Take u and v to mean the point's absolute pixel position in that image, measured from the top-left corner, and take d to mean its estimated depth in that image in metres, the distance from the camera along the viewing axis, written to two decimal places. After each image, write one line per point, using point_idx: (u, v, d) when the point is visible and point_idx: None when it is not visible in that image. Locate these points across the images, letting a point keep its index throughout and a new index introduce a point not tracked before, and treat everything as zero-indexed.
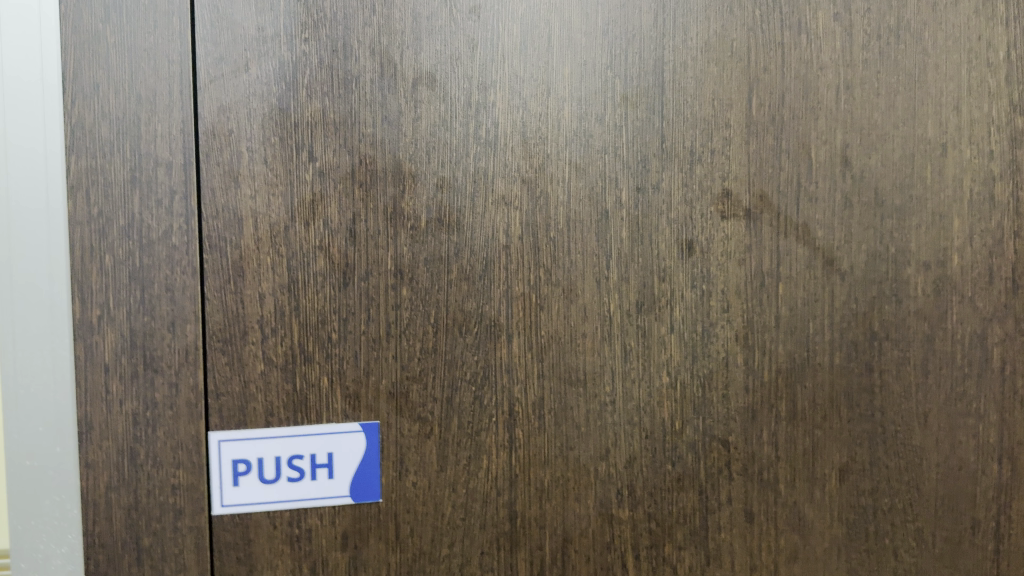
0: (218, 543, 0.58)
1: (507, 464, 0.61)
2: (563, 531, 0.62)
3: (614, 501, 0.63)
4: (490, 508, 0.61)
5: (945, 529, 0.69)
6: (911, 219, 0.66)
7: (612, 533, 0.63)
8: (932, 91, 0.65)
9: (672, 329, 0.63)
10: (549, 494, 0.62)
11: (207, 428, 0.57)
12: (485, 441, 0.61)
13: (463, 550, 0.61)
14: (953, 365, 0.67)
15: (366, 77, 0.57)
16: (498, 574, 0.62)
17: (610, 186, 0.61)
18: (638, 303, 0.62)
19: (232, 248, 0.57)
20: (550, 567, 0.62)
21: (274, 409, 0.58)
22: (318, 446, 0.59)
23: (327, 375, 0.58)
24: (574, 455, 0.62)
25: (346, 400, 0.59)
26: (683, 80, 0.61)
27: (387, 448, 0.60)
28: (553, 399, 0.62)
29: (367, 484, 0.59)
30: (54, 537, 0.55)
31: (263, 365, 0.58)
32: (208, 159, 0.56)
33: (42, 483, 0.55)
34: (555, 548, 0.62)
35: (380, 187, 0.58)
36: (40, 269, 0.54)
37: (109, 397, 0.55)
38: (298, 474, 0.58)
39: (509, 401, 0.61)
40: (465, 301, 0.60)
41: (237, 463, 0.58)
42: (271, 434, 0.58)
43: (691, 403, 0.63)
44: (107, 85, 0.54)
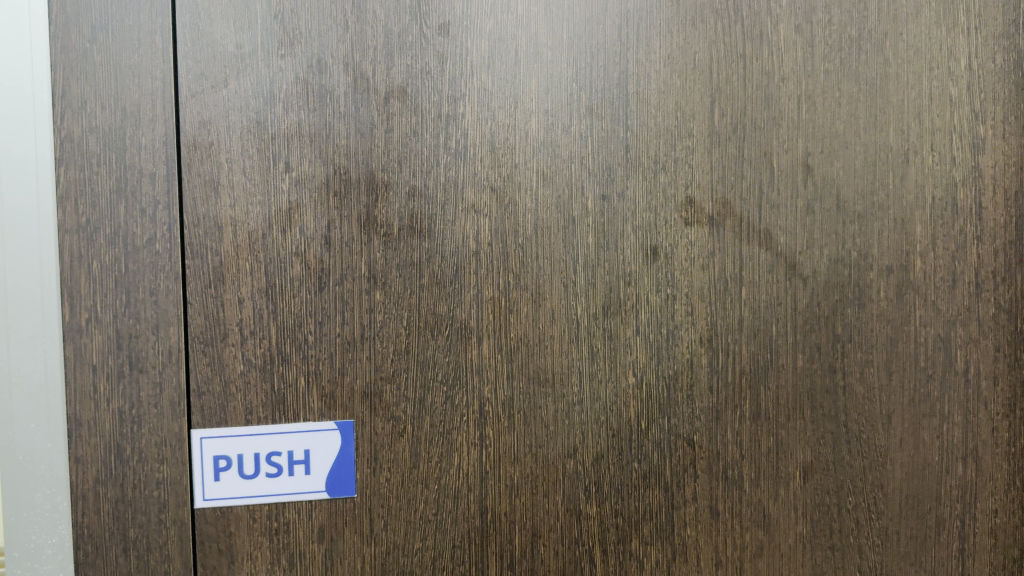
0: (201, 535, 0.60)
1: (477, 461, 0.64)
2: (532, 526, 0.65)
3: (582, 497, 0.65)
4: (461, 503, 0.64)
5: (910, 528, 0.70)
6: (873, 225, 0.68)
7: (580, 529, 0.65)
8: (893, 100, 0.67)
9: (637, 331, 0.65)
10: (519, 489, 0.64)
11: (190, 425, 0.60)
12: (456, 439, 0.64)
13: (435, 544, 0.63)
14: (915, 366, 0.69)
15: (340, 91, 0.60)
16: (469, 567, 0.64)
17: (576, 194, 0.64)
18: (605, 306, 0.65)
19: (213, 254, 0.60)
20: (519, 561, 0.65)
21: (253, 408, 0.61)
22: (296, 443, 0.61)
23: (304, 375, 0.61)
24: (543, 453, 0.65)
25: (322, 399, 0.62)
26: (647, 91, 0.64)
27: (361, 445, 0.62)
28: (522, 399, 0.64)
29: (342, 479, 0.62)
30: (47, 528, 0.58)
31: (243, 365, 0.61)
32: (190, 170, 0.59)
33: (35, 477, 0.57)
34: (525, 542, 0.65)
35: (354, 196, 0.61)
36: (33, 273, 0.57)
37: (97, 395, 0.58)
38: (276, 470, 0.61)
39: (479, 400, 0.64)
40: (437, 305, 0.63)
41: (218, 459, 0.60)
42: (250, 432, 0.61)
43: (656, 403, 0.66)
44: (94, 101, 0.57)
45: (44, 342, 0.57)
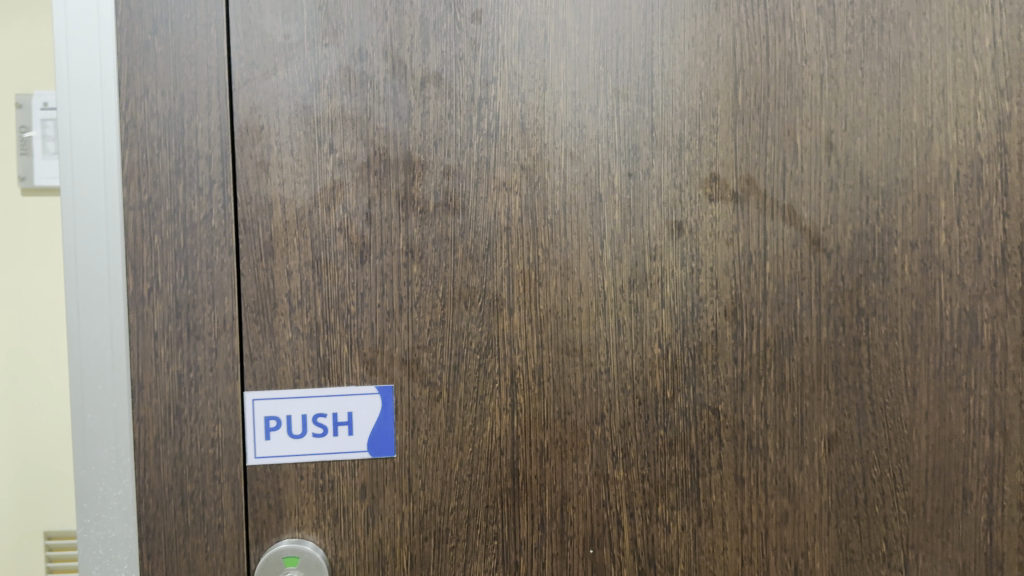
0: (252, 490, 0.65)
1: (509, 426, 0.68)
2: (562, 488, 0.68)
3: (609, 462, 0.68)
4: (494, 465, 0.68)
5: (936, 500, 0.71)
6: (896, 200, 0.69)
7: (608, 492, 0.68)
8: (916, 78, 0.69)
9: (663, 304, 0.68)
10: (548, 454, 0.68)
11: (242, 388, 0.65)
12: (489, 405, 0.67)
13: (469, 503, 0.67)
14: (941, 340, 0.71)
15: (379, 77, 0.64)
16: (501, 526, 0.68)
17: (603, 172, 0.67)
18: (631, 280, 0.68)
19: (264, 230, 0.64)
20: (549, 522, 0.68)
21: (301, 372, 0.65)
22: (340, 405, 0.66)
23: (347, 342, 0.66)
24: (571, 420, 0.68)
25: (364, 365, 0.66)
26: (671, 73, 0.67)
27: (400, 409, 0.67)
28: (551, 367, 0.68)
29: (382, 440, 0.66)
30: (113, 481, 0.63)
31: (291, 333, 0.65)
32: (242, 152, 0.64)
33: (102, 433, 0.63)
34: (555, 503, 0.68)
35: (393, 175, 0.65)
36: (101, 246, 0.62)
37: (158, 359, 0.63)
38: (322, 431, 0.66)
39: (511, 368, 0.67)
40: (471, 278, 0.67)
41: (269, 420, 0.65)
42: (298, 394, 0.66)
43: (682, 373, 0.68)
44: (155, 89, 0.62)
45: (110, 311, 0.62)
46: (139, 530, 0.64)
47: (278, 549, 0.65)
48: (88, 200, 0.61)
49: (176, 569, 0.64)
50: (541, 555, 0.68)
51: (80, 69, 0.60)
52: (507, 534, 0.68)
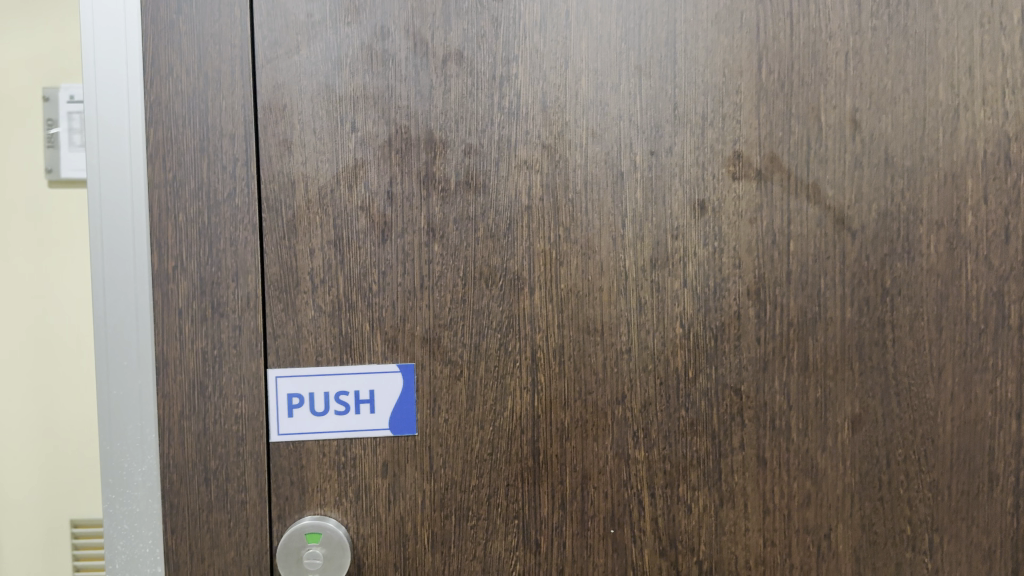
0: (274, 467, 0.66)
1: (530, 405, 0.68)
2: (583, 468, 0.68)
3: (630, 442, 0.68)
4: (515, 445, 0.68)
5: (962, 482, 0.70)
6: (921, 179, 0.69)
7: (629, 472, 0.68)
8: (943, 56, 0.68)
9: (686, 283, 0.67)
10: (569, 433, 0.68)
11: (265, 365, 0.65)
12: (510, 384, 0.67)
13: (490, 482, 0.68)
14: (967, 321, 0.70)
15: (401, 56, 0.65)
16: (522, 504, 0.68)
17: (625, 150, 0.67)
18: (653, 259, 0.67)
19: (286, 209, 0.65)
20: (570, 501, 0.68)
21: (323, 350, 0.66)
22: (362, 383, 0.66)
23: (369, 321, 0.66)
24: (592, 399, 0.68)
25: (386, 343, 0.66)
26: (694, 50, 0.66)
27: (421, 387, 0.67)
28: (572, 346, 0.68)
29: (404, 418, 0.67)
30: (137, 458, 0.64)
31: (313, 311, 0.66)
32: (265, 130, 0.64)
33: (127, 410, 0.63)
34: (576, 483, 0.68)
35: (414, 153, 0.65)
36: (128, 232, 0.62)
37: (183, 336, 0.64)
38: (344, 408, 0.66)
39: (532, 347, 0.67)
40: (492, 257, 0.67)
41: (292, 397, 0.66)
42: (320, 372, 0.66)
43: (704, 353, 0.68)
44: (180, 67, 0.62)
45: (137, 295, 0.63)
46: (163, 506, 0.65)
47: (301, 525, 0.65)
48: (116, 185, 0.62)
49: (199, 544, 0.65)
50: (562, 534, 0.68)
51: (105, 56, 0.61)
52: (527, 512, 0.68)
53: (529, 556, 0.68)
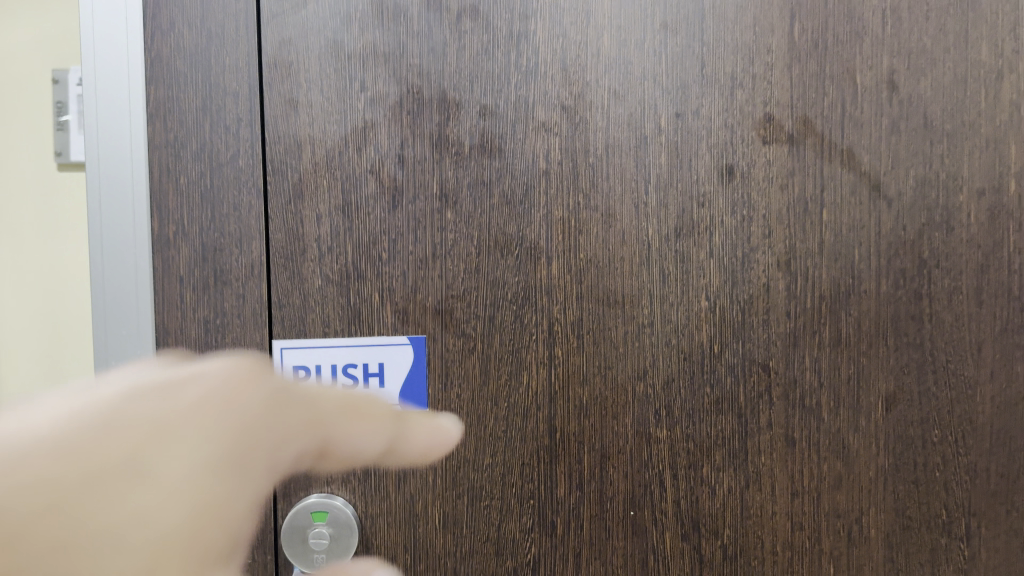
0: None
1: (547, 380, 0.65)
2: (601, 448, 0.65)
3: (652, 420, 0.65)
4: (530, 422, 0.65)
5: (1000, 465, 0.67)
6: (961, 144, 0.65)
7: (650, 452, 0.65)
8: (986, 15, 0.65)
9: (712, 254, 0.64)
10: (588, 410, 0.65)
11: (270, 337, 0.62)
12: (526, 358, 0.64)
13: (505, 460, 0.65)
14: (1008, 295, 0.66)
15: (414, 10, 0.61)
16: (538, 485, 0.65)
17: (649, 112, 0.63)
18: (677, 228, 0.64)
19: (292, 172, 0.62)
20: (588, 482, 0.65)
21: (330, 321, 0.63)
22: (371, 355, 0.63)
23: (378, 290, 0.63)
24: (613, 375, 0.65)
25: (396, 314, 0.63)
26: (723, 6, 0.63)
27: (433, 360, 0.64)
28: (592, 320, 0.64)
29: (414, 393, 0.64)
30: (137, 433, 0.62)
31: (320, 281, 0.63)
32: (270, 89, 0.61)
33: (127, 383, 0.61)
34: (594, 463, 0.65)
35: (426, 115, 0.62)
36: (130, 210, 0.60)
37: (184, 305, 0.61)
38: (352, 382, 0.63)
39: (549, 320, 0.64)
40: (508, 225, 0.64)
41: (297, 369, 0.63)
42: (327, 343, 0.63)
43: (731, 328, 0.65)
44: (181, 22, 0.60)
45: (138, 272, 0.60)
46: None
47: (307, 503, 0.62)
48: (117, 162, 0.60)
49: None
50: (579, 515, 0.65)
51: (104, 19, 0.59)
52: (543, 493, 0.65)
53: (545, 538, 0.65)
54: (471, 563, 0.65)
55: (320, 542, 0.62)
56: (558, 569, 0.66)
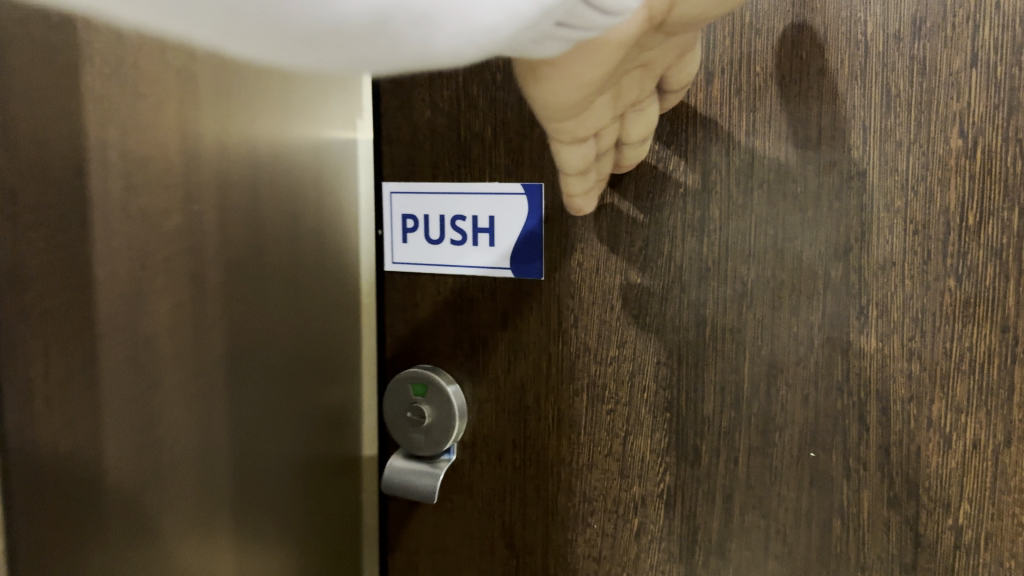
0: (388, 302, 0.56)
1: (697, 253, 0.46)
2: (770, 354, 0.45)
3: (854, 323, 0.43)
4: (670, 308, 0.47)
5: None
6: None
7: (845, 370, 0.43)
8: None
9: (973, 61, 0.39)
10: (752, 300, 0.45)
11: (382, 177, 0.55)
12: (669, 220, 0.46)
13: (635, 354, 0.48)
14: None
15: None
16: (679, 393, 0.48)
17: None
18: (916, 21, 0.40)
19: None
20: (748, 400, 0.46)
21: (440, 162, 0.52)
22: (481, 208, 0.51)
23: (489, 124, 0.50)
24: (793, 251, 0.44)
25: (509, 155, 0.50)
26: None
27: (549, 213, 0.49)
28: (766, 167, 0.44)
29: (528, 257, 0.50)
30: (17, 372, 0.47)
31: (430, 111, 0.52)
32: None
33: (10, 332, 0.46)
34: (758, 375, 0.46)
35: None
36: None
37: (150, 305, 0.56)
38: (461, 238, 0.52)
39: (704, 166, 0.45)
40: None
41: (407, 219, 0.54)
42: (437, 190, 0.53)
43: (1001, 184, 0.40)
44: None
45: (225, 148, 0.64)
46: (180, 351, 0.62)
47: (404, 375, 0.54)
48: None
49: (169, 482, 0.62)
50: (733, 445, 0.47)
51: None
52: (684, 406, 0.48)
53: (684, 467, 0.48)
54: (590, 479, 0.51)
55: (419, 421, 0.53)
56: (699, 510, 0.48)
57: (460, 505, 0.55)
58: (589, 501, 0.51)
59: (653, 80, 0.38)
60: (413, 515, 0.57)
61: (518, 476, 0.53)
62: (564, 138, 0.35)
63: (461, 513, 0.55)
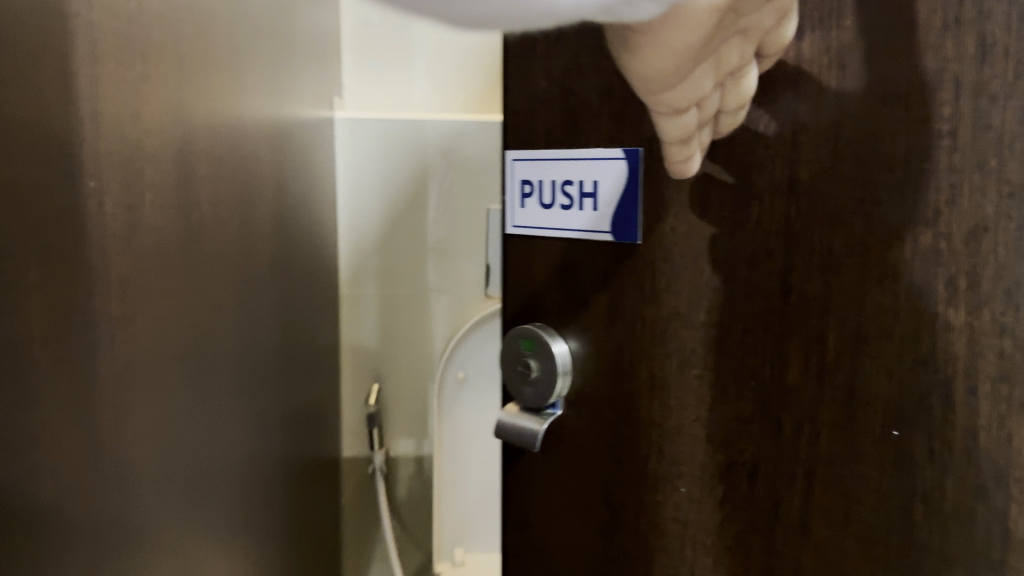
0: (511, 264, 0.58)
1: (784, 217, 0.43)
2: (856, 324, 0.42)
3: (942, 294, 0.39)
4: (756, 275, 0.45)
5: None
6: None
7: (931, 344, 0.39)
8: None
9: None
10: (839, 268, 0.42)
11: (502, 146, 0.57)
12: (758, 182, 0.44)
13: (722, 322, 0.47)
14: None
15: None
16: (762, 363, 0.46)
17: None
18: None
19: None
20: (833, 374, 0.43)
21: (549, 130, 0.54)
22: (587, 172, 0.52)
23: (592, 91, 0.50)
24: (880, 216, 0.40)
25: (610, 122, 0.50)
26: None
27: (647, 179, 0.49)
28: (856, 126, 0.40)
29: (628, 221, 0.50)
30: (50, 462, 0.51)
31: (542, 81, 0.53)
32: None
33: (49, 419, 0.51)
34: (843, 346, 0.42)
35: None
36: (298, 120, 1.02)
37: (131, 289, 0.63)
38: (568, 202, 0.53)
39: (794, 126, 0.43)
40: None
41: (525, 184, 0.56)
42: (550, 156, 0.54)
43: None
44: None
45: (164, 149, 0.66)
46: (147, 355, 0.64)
47: (519, 329, 0.57)
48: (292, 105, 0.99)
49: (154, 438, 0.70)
50: (816, 420, 0.44)
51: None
52: (769, 376, 0.45)
53: (768, 439, 0.46)
54: (680, 445, 0.51)
55: (529, 373, 0.56)
56: (780, 484, 0.46)
57: (568, 462, 0.57)
58: (676, 466, 0.51)
59: (749, 48, 0.42)
60: (531, 465, 0.60)
61: (614, 438, 0.54)
62: (664, 106, 0.45)
63: (569, 468, 0.57)
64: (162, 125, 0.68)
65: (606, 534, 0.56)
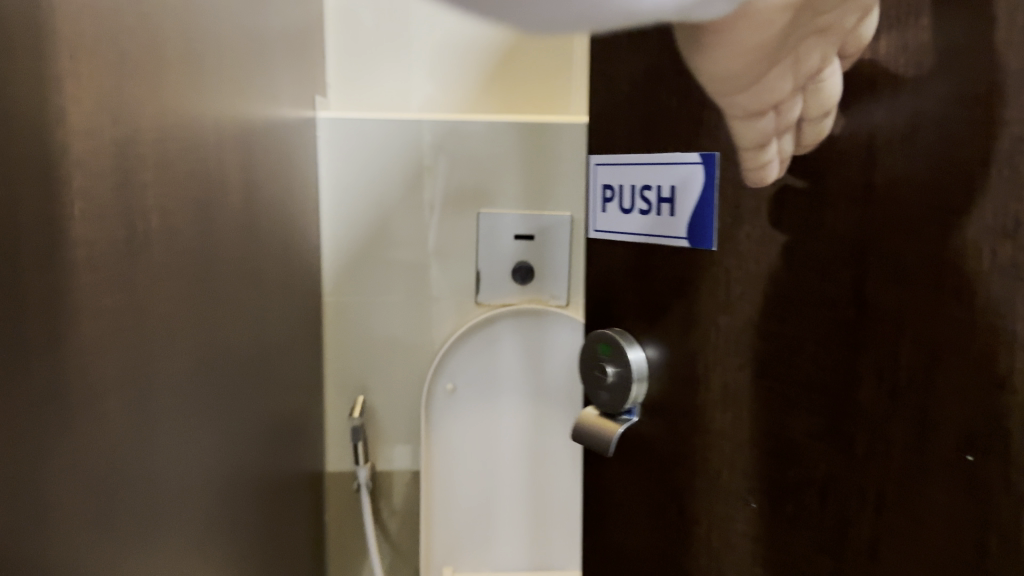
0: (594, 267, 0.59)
1: (859, 223, 0.41)
2: (931, 339, 0.39)
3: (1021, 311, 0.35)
4: (829, 286, 0.43)
5: None
6: None
7: (1006, 365, 0.36)
8: None
9: None
10: (913, 278, 0.39)
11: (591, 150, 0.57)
12: (832, 188, 0.42)
13: (794, 333, 0.45)
14: None
15: None
16: (832, 376, 0.43)
17: None
18: None
19: None
20: (907, 392, 0.40)
21: (633, 135, 0.53)
22: (665, 177, 0.51)
23: (672, 92, 0.49)
24: (955, 225, 0.37)
25: (687, 126, 0.49)
26: None
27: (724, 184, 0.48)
28: (933, 129, 0.37)
29: (705, 227, 0.49)
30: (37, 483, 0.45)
31: (625, 85, 0.53)
32: None
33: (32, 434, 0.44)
34: (916, 363, 0.39)
35: None
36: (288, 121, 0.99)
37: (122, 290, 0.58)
38: (647, 207, 0.53)
39: (869, 130, 0.40)
40: None
41: (609, 189, 0.57)
42: (631, 161, 0.54)
43: None
44: None
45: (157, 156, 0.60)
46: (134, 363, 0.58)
47: (599, 331, 0.57)
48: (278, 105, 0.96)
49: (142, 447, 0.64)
50: (887, 440, 0.41)
51: None
52: (840, 390, 0.43)
53: (837, 456, 0.44)
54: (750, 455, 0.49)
55: (603, 377, 0.56)
56: (851, 504, 0.44)
57: (641, 466, 0.57)
58: (748, 476, 0.50)
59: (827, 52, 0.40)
60: (608, 466, 0.61)
61: (687, 444, 0.53)
62: (739, 110, 0.45)
63: (643, 472, 0.57)
64: (164, 123, 0.63)
65: (680, 540, 0.55)
